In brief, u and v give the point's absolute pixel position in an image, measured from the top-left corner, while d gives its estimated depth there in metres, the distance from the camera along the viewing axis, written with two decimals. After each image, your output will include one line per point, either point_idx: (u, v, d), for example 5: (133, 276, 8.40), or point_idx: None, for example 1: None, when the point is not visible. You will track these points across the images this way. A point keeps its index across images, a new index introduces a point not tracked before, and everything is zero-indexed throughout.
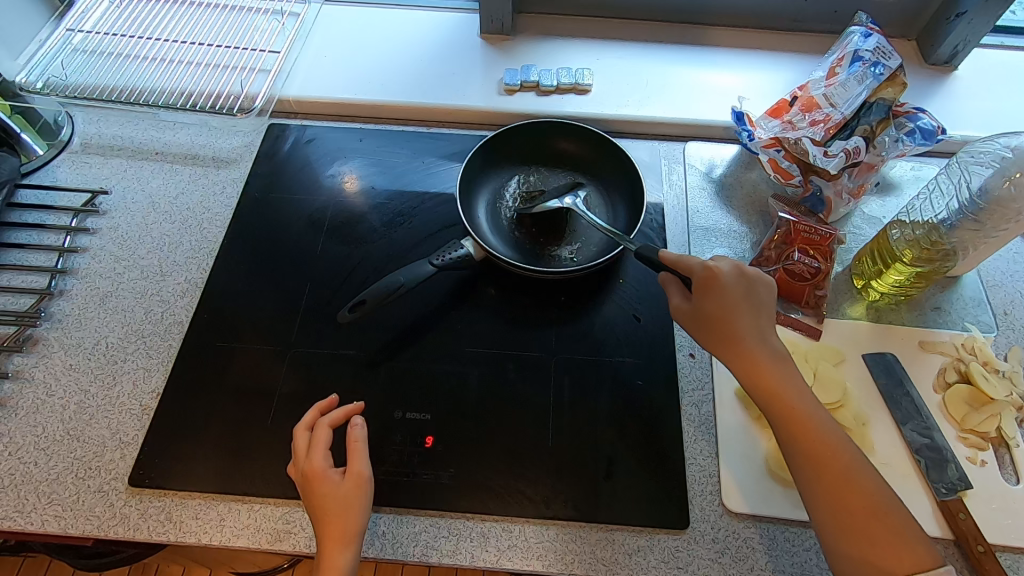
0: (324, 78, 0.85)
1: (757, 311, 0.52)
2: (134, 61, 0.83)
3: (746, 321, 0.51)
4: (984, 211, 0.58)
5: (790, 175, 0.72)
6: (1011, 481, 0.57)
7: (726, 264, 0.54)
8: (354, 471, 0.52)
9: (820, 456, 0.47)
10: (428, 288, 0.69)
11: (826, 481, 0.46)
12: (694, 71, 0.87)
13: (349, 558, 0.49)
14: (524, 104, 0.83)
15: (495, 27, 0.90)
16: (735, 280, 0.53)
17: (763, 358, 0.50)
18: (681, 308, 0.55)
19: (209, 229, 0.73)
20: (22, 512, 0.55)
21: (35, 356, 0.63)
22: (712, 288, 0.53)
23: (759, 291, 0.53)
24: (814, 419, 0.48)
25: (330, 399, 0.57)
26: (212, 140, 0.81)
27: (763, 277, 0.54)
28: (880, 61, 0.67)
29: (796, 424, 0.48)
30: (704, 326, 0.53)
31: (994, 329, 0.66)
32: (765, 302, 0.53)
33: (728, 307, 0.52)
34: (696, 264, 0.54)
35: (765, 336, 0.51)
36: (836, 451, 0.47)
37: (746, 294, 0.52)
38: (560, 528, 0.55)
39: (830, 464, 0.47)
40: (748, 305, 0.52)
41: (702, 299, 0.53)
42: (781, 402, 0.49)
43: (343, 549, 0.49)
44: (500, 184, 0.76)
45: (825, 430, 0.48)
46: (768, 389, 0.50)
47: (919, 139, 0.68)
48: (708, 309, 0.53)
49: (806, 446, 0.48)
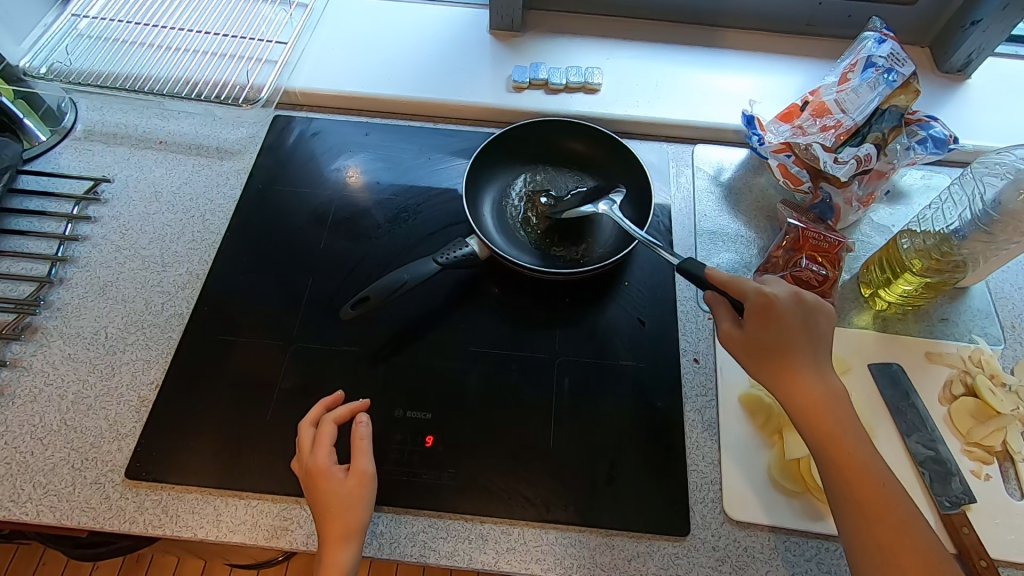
0: (331, 71, 0.84)
1: (815, 344, 0.51)
2: (139, 48, 0.82)
3: (802, 353, 0.50)
4: (996, 222, 0.57)
5: (799, 181, 0.71)
6: (1015, 497, 0.56)
7: (783, 291, 0.52)
8: (359, 469, 0.51)
9: (869, 502, 0.46)
10: (431, 286, 0.69)
11: (874, 527, 0.45)
12: (705, 73, 0.86)
13: (351, 556, 0.49)
14: (532, 102, 0.82)
15: (505, 24, 0.89)
16: (794, 308, 0.51)
17: (819, 394, 0.49)
18: (729, 333, 0.54)
19: (212, 220, 0.73)
20: (16, 502, 0.55)
21: (34, 344, 0.63)
22: (769, 316, 0.51)
23: (818, 320, 0.52)
24: (867, 464, 0.47)
25: (335, 396, 0.56)
26: (217, 130, 0.80)
27: (823, 306, 0.52)
28: (894, 68, 0.65)
29: (849, 466, 0.47)
30: (756, 354, 0.52)
31: (1002, 342, 0.65)
32: (823, 333, 0.52)
33: (785, 338, 0.51)
34: (751, 289, 0.53)
35: (822, 371, 0.50)
36: (887, 497, 0.46)
37: (804, 324, 0.51)
38: (560, 532, 0.55)
39: (880, 512, 0.45)
40: (806, 336, 0.51)
41: (755, 325, 0.52)
42: (833, 441, 0.48)
43: (345, 548, 0.49)
44: (507, 181, 0.76)
45: (879, 475, 0.47)
46: (817, 423, 0.48)
47: (931, 148, 0.68)
48: (761, 335, 0.51)
49: (857, 490, 0.46)
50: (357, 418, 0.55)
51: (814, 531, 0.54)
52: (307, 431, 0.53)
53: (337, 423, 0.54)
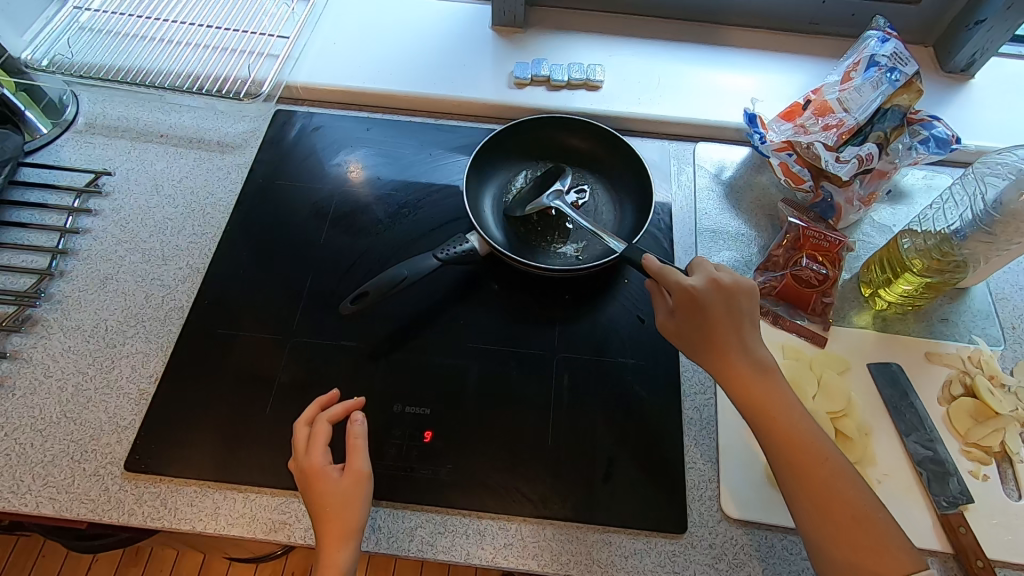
0: (332, 66, 0.84)
1: (740, 322, 0.52)
2: (141, 41, 0.82)
3: (728, 333, 0.52)
4: (997, 222, 0.57)
5: (801, 180, 0.71)
6: (1013, 497, 0.56)
7: (701, 278, 0.54)
8: (354, 469, 0.51)
9: (804, 468, 0.47)
10: (431, 282, 0.69)
11: (809, 492, 0.46)
12: (708, 71, 0.86)
13: (349, 556, 0.49)
14: (533, 98, 0.82)
15: (508, 20, 0.89)
16: (715, 293, 0.52)
17: (746, 371, 0.51)
18: (666, 325, 0.56)
19: (212, 214, 0.73)
20: (16, 493, 0.55)
21: (34, 336, 0.63)
22: (691, 305, 0.53)
23: (740, 299, 0.53)
24: (798, 431, 0.48)
25: (331, 394, 0.56)
26: (218, 124, 0.80)
27: (740, 283, 0.53)
28: (897, 67, 0.65)
29: (780, 437, 0.48)
30: (689, 344, 0.54)
31: (1002, 343, 0.65)
32: (747, 309, 0.53)
33: (712, 323, 0.52)
34: (672, 281, 0.54)
35: (749, 348, 0.51)
36: (821, 461, 0.47)
37: (727, 306, 0.52)
38: (557, 528, 0.55)
39: (814, 477, 0.46)
40: (730, 317, 0.52)
41: (685, 316, 0.54)
42: (765, 413, 0.49)
43: (342, 548, 0.49)
44: (507, 178, 0.76)
45: (810, 441, 0.48)
46: (750, 398, 0.50)
47: (933, 148, 0.68)
48: (692, 324, 0.53)
49: (791, 459, 0.47)
50: (352, 416, 0.54)
51: None
52: (298, 429, 0.53)
53: (332, 422, 0.54)
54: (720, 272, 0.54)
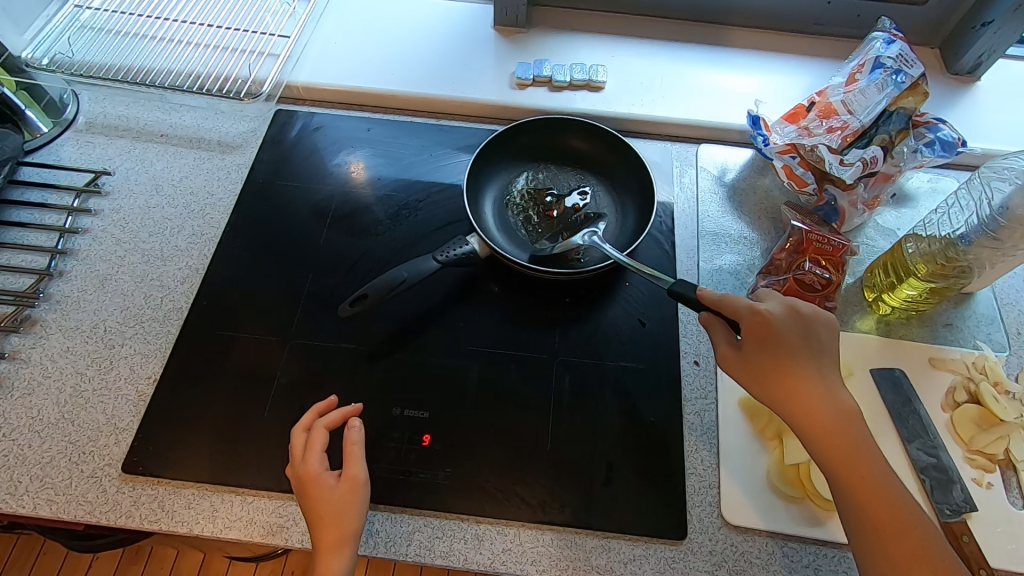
0: (334, 65, 0.84)
1: (818, 358, 0.50)
2: (143, 41, 0.82)
3: (806, 370, 0.49)
4: (1004, 228, 0.56)
5: (804, 183, 0.71)
6: (1017, 505, 0.56)
7: (777, 307, 0.52)
8: (349, 476, 0.51)
9: (887, 525, 0.45)
10: (431, 284, 0.68)
11: (892, 549, 0.44)
12: (711, 72, 0.86)
13: (344, 563, 0.49)
14: (535, 99, 0.81)
15: (510, 19, 0.88)
16: (791, 323, 0.51)
17: (828, 412, 0.48)
18: (728, 355, 0.54)
19: (212, 214, 0.72)
20: (13, 494, 0.55)
21: (33, 337, 0.63)
22: (767, 334, 0.51)
23: (818, 334, 0.51)
24: (881, 483, 0.46)
25: (329, 401, 0.56)
26: (219, 124, 0.80)
27: (819, 316, 0.52)
28: (902, 69, 0.65)
29: (863, 488, 0.46)
30: (757, 377, 0.51)
31: (1007, 349, 0.65)
32: (826, 347, 0.51)
33: (787, 356, 0.50)
34: (744, 307, 0.52)
35: (828, 387, 0.49)
36: (904, 518, 0.45)
37: (804, 339, 0.51)
38: (556, 533, 0.54)
39: (898, 534, 0.44)
40: (808, 351, 0.50)
41: (756, 347, 0.51)
42: (846, 461, 0.47)
43: (337, 556, 0.48)
44: (509, 179, 0.75)
45: (894, 495, 0.45)
46: (830, 443, 0.47)
47: (938, 150, 0.67)
48: (764, 356, 0.51)
49: (871, 513, 0.45)
50: (349, 423, 0.54)
51: (812, 537, 0.54)
52: (298, 436, 0.53)
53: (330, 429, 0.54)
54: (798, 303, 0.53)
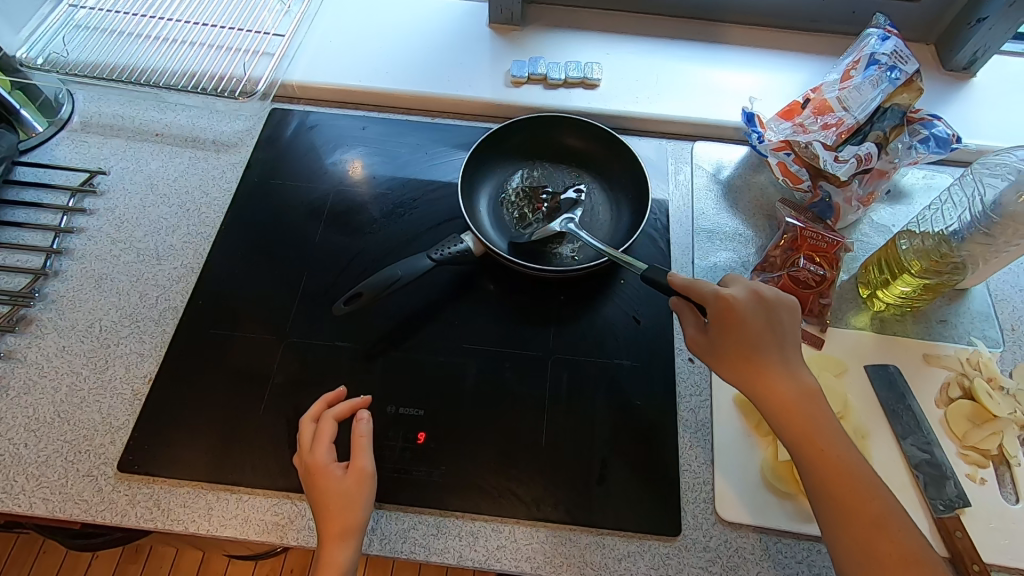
0: (329, 64, 0.84)
1: (782, 340, 0.50)
2: (138, 40, 0.82)
3: (767, 351, 0.50)
4: (996, 225, 0.56)
5: (799, 180, 0.71)
6: (1010, 501, 0.56)
7: (742, 292, 0.52)
8: (358, 467, 0.51)
9: (848, 501, 0.45)
10: (427, 282, 0.68)
11: (852, 527, 0.44)
12: (707, 69, 0.86)
13: (348, 554, 0.49)
14: (531, 97, 0.81)
15: (505, 17, 0.88)
16: (755, 307, 0.51)
17: (789, 393, 0.49)
18: (697, 340, 0.55)
19: (207, 213, 0.72)
20: (9, 493, 0.55)
21: (28, 336, 0.63)
22: (728, 317, 0.51)
23: (781, 315, 0.51)
24: (844, 461, 0.46)
25: (338, 392, 0.56)
26: (214, 123, 0.80)
27: (782, 299, 0.52)
28: (897, 65, 0.64)
29: (825, 465, 0.46)
30: (724, 361, 0.52)
31: (1001, 345, 0.65)
32: (788, 326, 0.51)
33: (751, 340, 0.50)
34: (709, 293, 0.52)
35: (790, 369, 0.50)
36: (866, 494, 0.45)
37: (768, 323, 0.50)
38: (551, 530, 0.55)
39: (859, 510, 0.44)
40: (771, 334, 0.50)
41: (720, 331, 0.52)
42: (809, 442, 0.47)
43: (342, 547, 0.49)
44: (504, 177, 0.75)
45: (855, 472, 0.46)
46: (792, 423, 0.48)
47: (933, 147, 0.67)
48: (727, 339, 0.51)
49: (833, 490, 0.45)
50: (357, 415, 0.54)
51: (808, 533, 0.54)
52: (307, 425, 0.54)
53: (338, 420, 0.54)
54: (760, 285, 0.53)
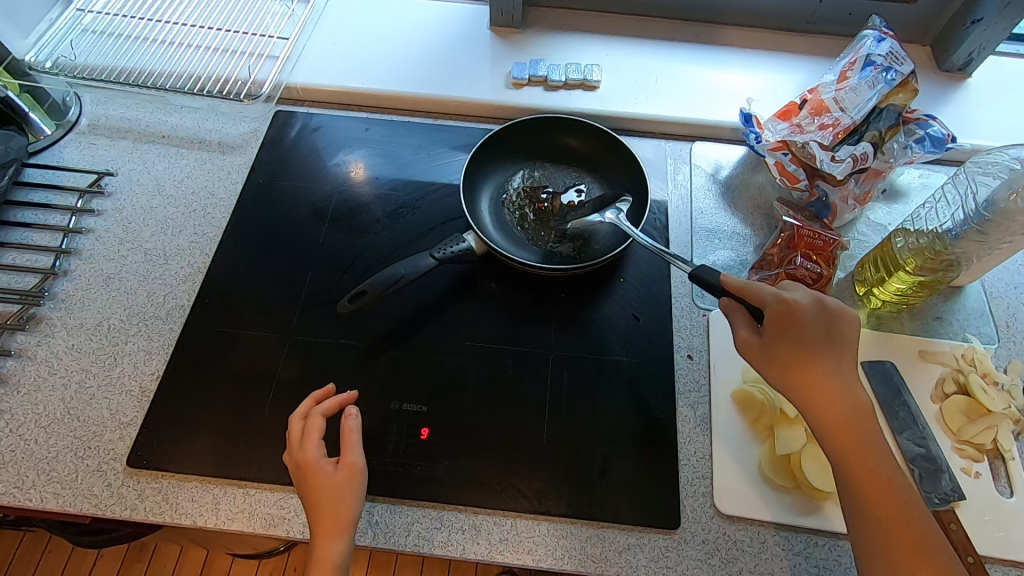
0: (332, 66, 0.85)
1: (838, 354, 0.50)
2: (144, 43, 0.83)
3: (824, 362, 0.49)
4: (989, 222, 0.57)
5: (796, 179, 0.72)
6: (1005, 494, 0.57)
7: (805, 298, 0.52)
8: (348, 462, 0.52)
9: (891, 520, 0.45)
10: (429, 281, 0.69)
11: (893, 546, 0.44)
12: (705, 70, 0.87)
13: (342, 548, 0.50)
14: (531, 98, 0.82)
15: (506, 20, 0.89)
16: (815, 316, 0.51)
17: (843, 407, 0.48)
18: (748, 341, 0.53)
19: (214, 214, 0.74)
20: (21, 488, 0.56)
21: (38, 335, 0.64)
22: (789, 323, 0.50)
23: (841, 329, 0.51)
24: (890, 479, 0.46)
25: (327, 389, 0.57)
26: (220, 125, 0.81)
27: (845, 312, 0.51)
28: (892, 66, 0.66)
29: (870, 482, 0.46)
30: (777, 366, 0.51)
31: (995, 341, 0.66)
32: (847, 341, 0.51)
33: (807, 350, 0.50)
34: (769, 296, 0.52)
35: (846, 383, 0.49)
36: (909, 515, 0.45)
37: (827, 334, 0.50)
38: (552, 524, 0.56)
39: (901, 531, 0.45)
40: (829, 346, 0.50)
41: (776, 335, 0.51)
42: (855, 457, 0.47)
43: (336, 541, 0.50)
44: (505, 177, 0.76)
45: (901, 492, 0.46)
46: (842, 438, 0.47)
47: (928, 147, 0.68)
48: (783, 345, 0.50)
49: (877, 507, 0.45)
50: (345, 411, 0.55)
51: (804, 526, 0.55)
52: (296, 422, 0.54)
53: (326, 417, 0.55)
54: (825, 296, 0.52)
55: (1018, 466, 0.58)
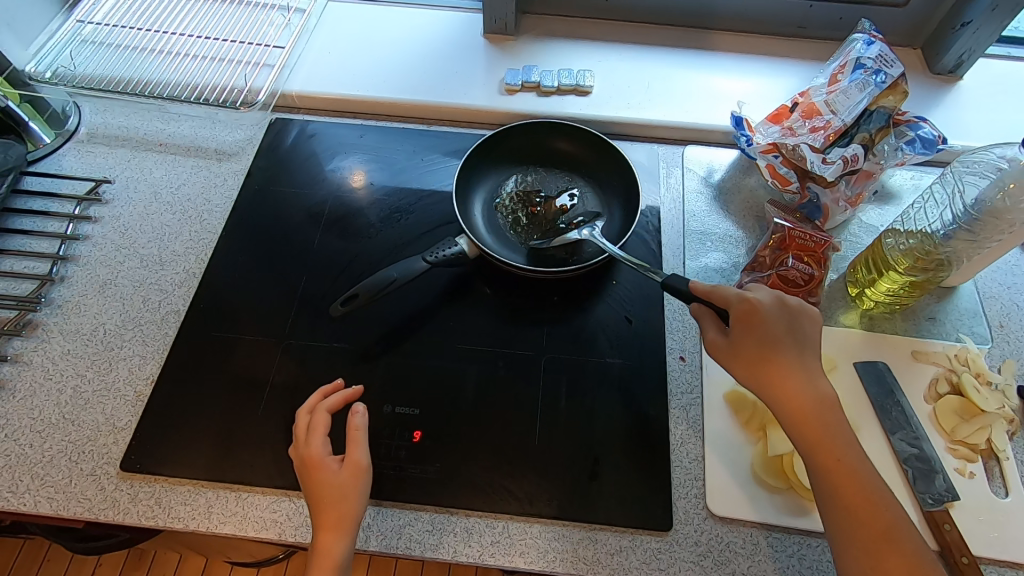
0: (327, 74, 0.86)
1: (802, 348, 0.51)
2: (142, 53, 0.84)
3: (788, 357, 0.50)
4: (978, 221, 0.57)
5: (787, 181, 0.72)
6: (1000, 494, 0.57)
7: (766, 297, 0.53)
8: (352, 460, 0.52)
9: (858, 509, 0.46)
10: (423, 285, 0.70)
11: (861, 534, 0.45)
12: (697, 75, 0.87)
13: (345, 546, 0.50)
14: (524, 104, 0.83)
15: (499, 27, 0.90)
16: (778, 313, 0.52)
17: (807, 400, 0.49)
18: (716, 343, 0.54)
19: (210, 220, 0.74)
20: (15, 492, 0.56)
21: (34, 340, 0.65)
22: (752, 321, 0.52)
23: (803, 324, 0.52)
24: (857, 470, 0.47)
25: (335, 385, 0.58)
26: (216, 132, 0.82)
27: (806, 308, 0.53)
28: (882, 69, 0.66)
29: (838, 473, 0.47)
30: (743, 363, 0.52)
31: (989, 341, 0.66)
32: (810, 336, 0.52)
33: (772, 345, 0.51)
34: (733, 296, 0.53)
35: (810, 377, 0.50)
36: (876, 504, 0.46)
37: (790, 330, 0.51)
38: (544, 526, 0.55)
39: (870, 519, 0.45)
40: (791, 341, 0.51)
41: (742, 333, 0.52)
42: (822, 448, 0.48)
43: (338, 538, 0.50)
44: (498, 182, 0.77)
45: (867, 482, 0.46)
46: (807, 430, 0.48)
47: (920, 149, 0.69)
48: (748, 342, 0.51)
49: (845, 497, 0.46)
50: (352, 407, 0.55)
51: (796, 527, 0.55)
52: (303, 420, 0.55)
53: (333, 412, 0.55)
54: (786, 294, 0.54)
55: (1012, 467, 0.58)
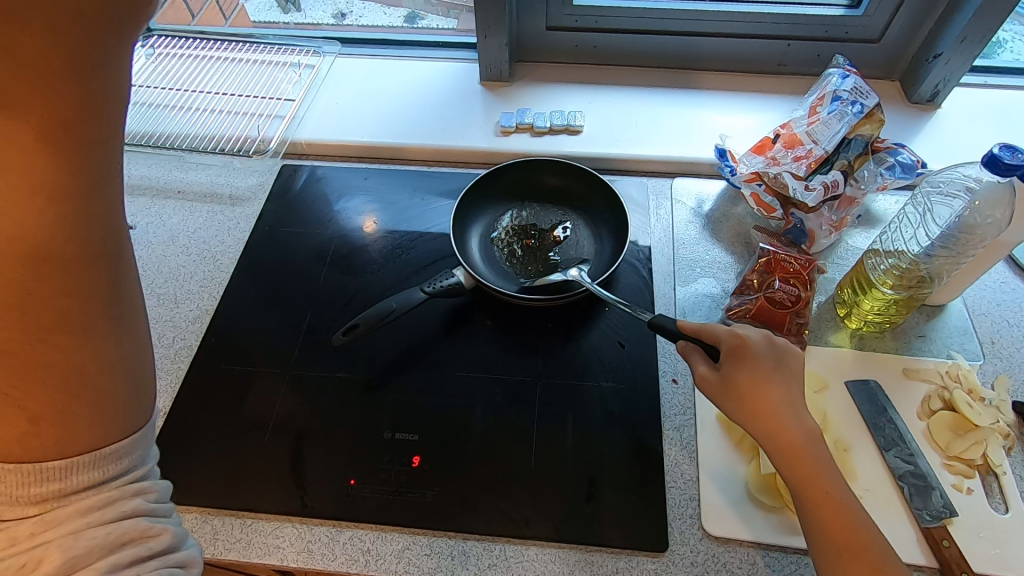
0: (335, 123, 0.92)
1: (791, 382, 0.50)
2: (167, 110, 0.92)
3: (778, 392, 0.50)
4: (957, 238, 0.59)
5: (772, 209, 0.74)
6: (1000, 510, 0.56)
7: (756, 334, 0.53)
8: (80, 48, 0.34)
9: (849, 545, 0.45)
10: (423, 317, 0.73)
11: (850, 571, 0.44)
12: (684, 112, 0.92)
13: (97, 312, 0.39)
14: (519, 144, 0.88)
15: (495, 74, 0.96)
16: (766, 349, 0.52)
17: (797, 435, 0.48)
18: (706, 377, 0.53)
19: (223, 261, 0.79)
20: None
21: None
22: (742, 356, 0.51)
23: (791, 360, 0.52)
24: (846, 505, 0.46)
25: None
26: (231, 179, 0.87)
27: (794, 349, 0.52)
28: (857, 100, 0.70)
29: (826, 507, 0.46)
30: (732, 398, 0.51)
31: (981, 357, 0.66)
32: (798, 373, 0.51)
33: (762, 378, 0.50)
34: (723, 332, 0.53)
35: (799, 410, 0.49)
36: (865, 539, 0.45)
37: (778, 365, 0.51)
38: (540, 548, 0.56)
39: (860, 556, 0.44)
40: (781, 375, 0.50)
41: (730, 369, 0.51)
42: (811, 482, 0.47)
43: (91, 292, 0.38)
44: (494, 217, 0.81)
45: (857, 516, 0.46)
46: (797, 465, 0.47)
47: (899, 173, 0.72)
48: (737, 378, 0.51)
49: (834, 531, 0.46)
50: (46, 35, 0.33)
51: (793, 546, 0.55)
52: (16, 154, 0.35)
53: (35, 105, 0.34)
54: (773, 333, 0.54)
55: (1010, 482, 0.58)
